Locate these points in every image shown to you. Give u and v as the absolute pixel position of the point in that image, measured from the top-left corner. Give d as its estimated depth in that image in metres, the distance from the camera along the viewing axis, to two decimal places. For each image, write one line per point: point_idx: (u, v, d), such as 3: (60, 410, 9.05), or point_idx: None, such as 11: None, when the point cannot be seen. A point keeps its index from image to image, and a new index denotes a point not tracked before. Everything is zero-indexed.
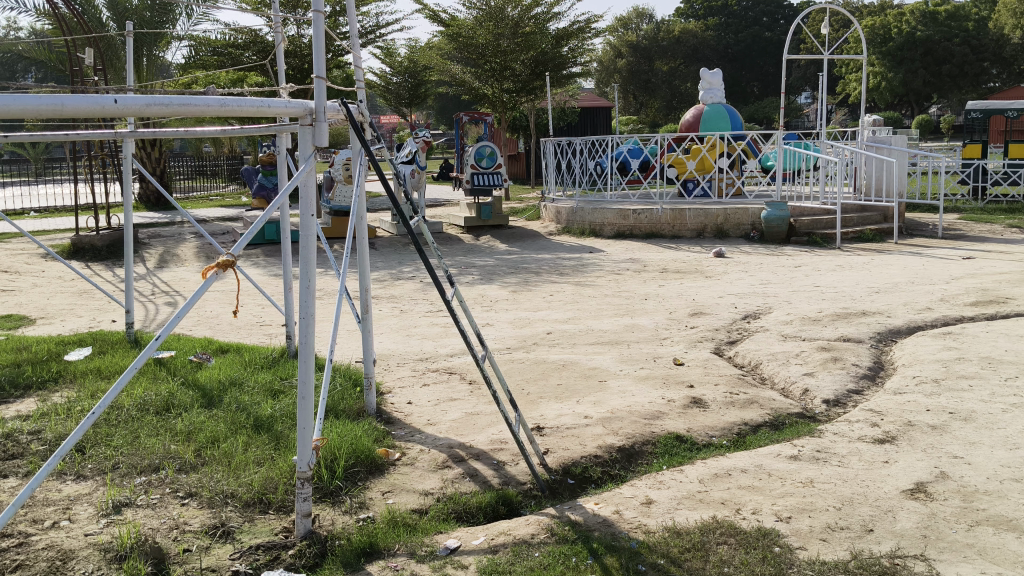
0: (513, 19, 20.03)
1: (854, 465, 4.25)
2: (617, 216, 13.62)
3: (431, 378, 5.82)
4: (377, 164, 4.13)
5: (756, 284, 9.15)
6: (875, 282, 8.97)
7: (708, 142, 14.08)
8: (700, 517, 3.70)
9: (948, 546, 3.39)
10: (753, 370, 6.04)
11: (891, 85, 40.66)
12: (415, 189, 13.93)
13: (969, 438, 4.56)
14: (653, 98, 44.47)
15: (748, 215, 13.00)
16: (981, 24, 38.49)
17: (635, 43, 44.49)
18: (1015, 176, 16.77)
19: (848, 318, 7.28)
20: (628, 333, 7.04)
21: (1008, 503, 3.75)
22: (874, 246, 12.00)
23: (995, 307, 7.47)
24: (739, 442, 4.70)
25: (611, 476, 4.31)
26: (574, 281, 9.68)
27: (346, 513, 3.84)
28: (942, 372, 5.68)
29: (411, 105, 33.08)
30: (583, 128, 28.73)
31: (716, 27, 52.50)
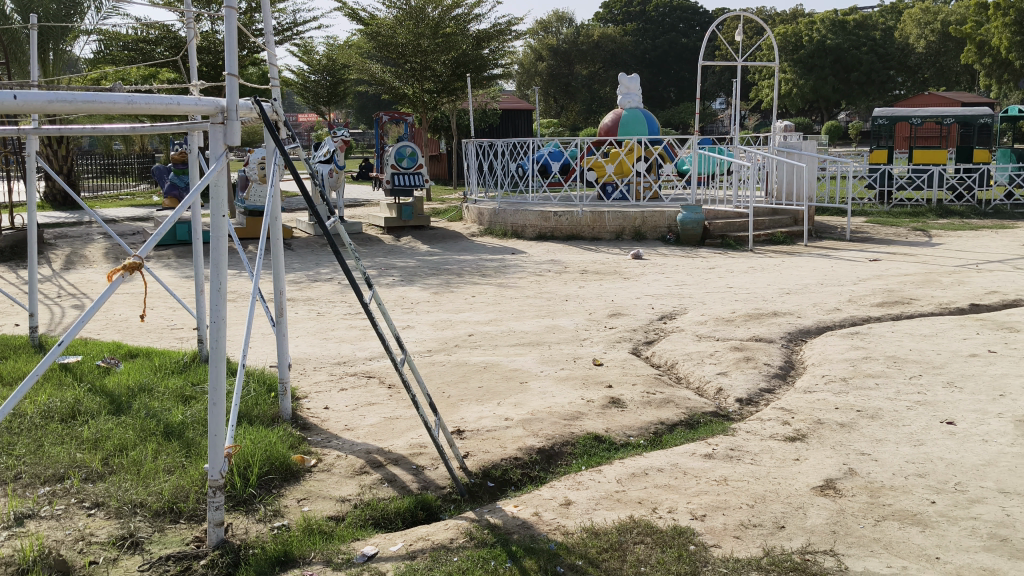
0: (433, 19, 19.99)
1: (766, 462, 4.34)
2: (539, 219, 13.69)
3: (349, 382, 5.73)
4: (291, 164, 4.03)
5: (673, 285, 9.30)
6: (787, 283, 9.22)
7: (626, 146, 14.25)
8: (618, 517, 3.73)
9: (856, 541, 3.48)
10: (668, 370, 6.12)
11: (801, 92, 41.51)
12: (333, 189, 13.74)
13: (875, 435, 4.70)
14: (574, 102, 44.95)
15: (664, 218, 13.23)
16: (888, 34, 40.27)
17: (555, 47, 44.78)
18: (918, 181, 17.37)
19: (760, 318, 7.45)
20: (549, 334, 7.06)
21: (912, 497, 3.89)
22: (785, 249, 12.32)
23: (900, 308, 7.74)
24: (655, 441, 4.74)
25: (530, 478, 4.30)
26: (495, 283, 9.69)
27: (260, 521, 3.75)
28: (850, 371, 5.85)
29: (329, 103, 32.65)
30: (504, 130, 28.79)
31: (634, 33, 53.40)
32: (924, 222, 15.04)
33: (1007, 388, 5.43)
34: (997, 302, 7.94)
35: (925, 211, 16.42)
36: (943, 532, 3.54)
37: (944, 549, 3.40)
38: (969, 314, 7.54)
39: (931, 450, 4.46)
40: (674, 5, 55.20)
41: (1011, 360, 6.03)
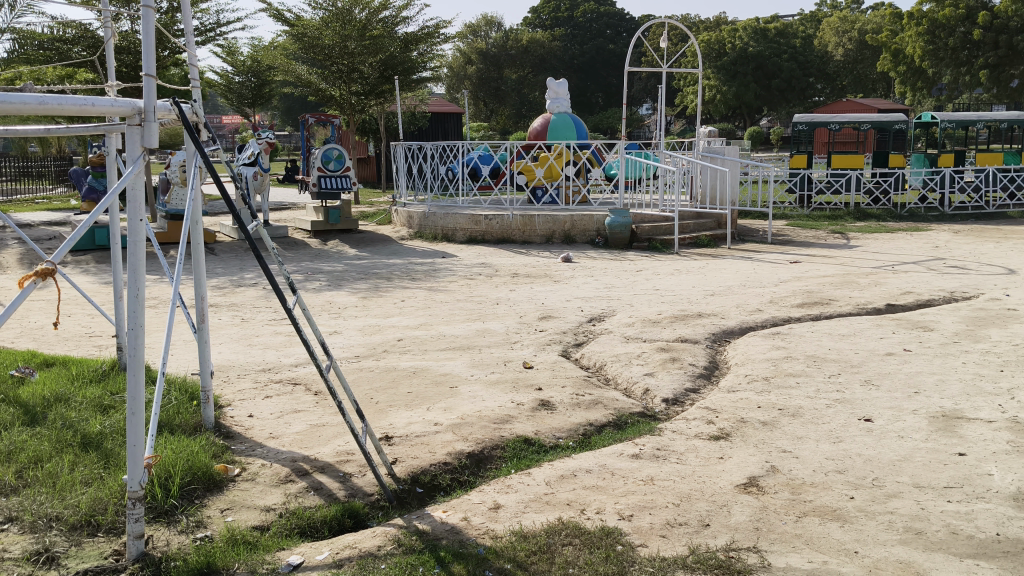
0: (360, 21, 19.87)
1: (691, 462, 4.40)
2: (469, 222, 13.66)
3: (274, 390, 5.63)
4: (211, 167, 3.95)
5: (601, 288, 9.39)
6: (711, 286, 9.38)
7: (555, 151, 14.30)
8: (547, 519, 3.74)
9: (778, 537, 3.56)
10: (597, 371, 6.17)
11: (725, 97, 41.36)
12: (258, 192, 13.51)
13: (796, 433, 4.80)
14: (503, 106, 45.06)
15: (593, 221, 13.32)
16: (807, 41, 41.67)
17: (484, 50, 44.88)
18: (837, 185, 17.90)
19: (686, 319, 7.57)
20: (479, 337, 7.05)
21: (831, 494, 3.98)
22: (709, 251, 12.54)
23: (819, 308, 7.94)
24: (584, 442, 4.77)
25: (459, 483, 4.29)
26: (425, 286, 9.64)
27: (182, 532, 3.66)
28: (772, 370, 5.97)
29: (254, 105, 32.11)
30: (434, 133, 28.68)
31: (561, 38, 53.92)
32: (842, 225, 15.49)
33: (921, 386, 5.61)
34: (911, 302, 8.22)
35: (843, 214, 16.92)
36: (861, 526, 3.64)
37: (862, 543, 3.49)
38: (885, 314, 7.78)
39: (850, 447, 4.58)
40: (601, 12, 55.80)
41: (924, 358, 6.25)
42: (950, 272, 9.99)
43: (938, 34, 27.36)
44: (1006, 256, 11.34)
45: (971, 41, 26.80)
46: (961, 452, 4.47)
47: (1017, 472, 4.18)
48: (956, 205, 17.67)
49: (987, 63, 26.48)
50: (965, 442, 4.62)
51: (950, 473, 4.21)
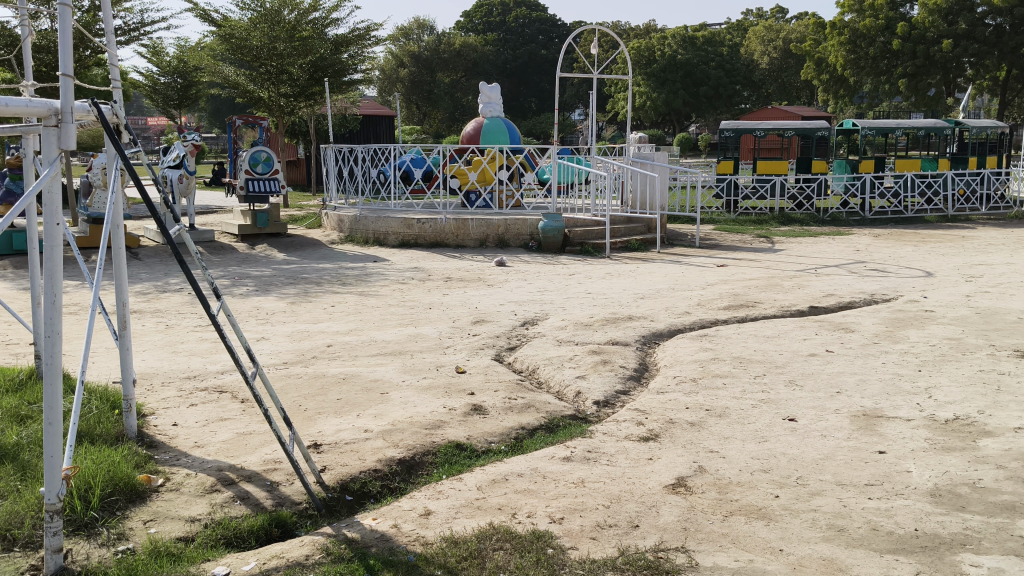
0: (289, 22, 19.62)
1: (621, 463, 4.44)
2: (402, 225, 13.57)
3: (200, 398, 5.51)
4: (133, 169, 3.84)
5: (534, 291, 9.42)
6: (641, 289, 9.50)
7: (489, 155, 14.30)
8: (477, 524, 3.73)
9: (705, 537, 3.61)
10: (529, 375, 6.19)
11: (655, 104, 42.17)
12: (184, 195, 13.22)
13: (723, 433, 4.89)
14: (436, 109, 44.88)
15: (526, 225, 13.37)
16: (733, 50, 42.59)
17: (416, 54, 44.68)
18: (762, 190, 18.33)
19: (617, 322, 7.64)
20: (411, 343, 7.01)
21: (757, 493, 4.06)
22: (639, 255, 12.70)
23: (745, 311, 8.10)
24: (516, 446, 4.78)
25: (390, 490, 4.25)
26: (355, 291, 9.55)
27: (103, 545, 3.55)
28: (699, 371, 6.08)
29: (180, 106, 31.40)
30: (365, 137, 28.45)
31: (494, 43, 54.09)
32: (767, 229, 15.85)
33: (843, 386, 5.76)
34: (833, 304, 8.44)
35: (768, 219, 17.29)
36: (786, 525, 3.72)
37: (787, 541, 3.57)
38: (808, 316, 7.98)
39: (775, 446, 4.68)
40: (533, 17, 56.06)
41: (846, 358, 6.42)
42: (870, 275, 10.30)
43: (860, 44, 28.24)
44: (922, 259, 11.74)
45: (890, 51, 27.58)
46: (881, 451, 4.60)
47: (933, 469, 4.32)
48: (877, 210, 18.22)
49: (905, 72, 27.32)
50: (885, 440, 4.75)
51: (871, 470, 4.33)
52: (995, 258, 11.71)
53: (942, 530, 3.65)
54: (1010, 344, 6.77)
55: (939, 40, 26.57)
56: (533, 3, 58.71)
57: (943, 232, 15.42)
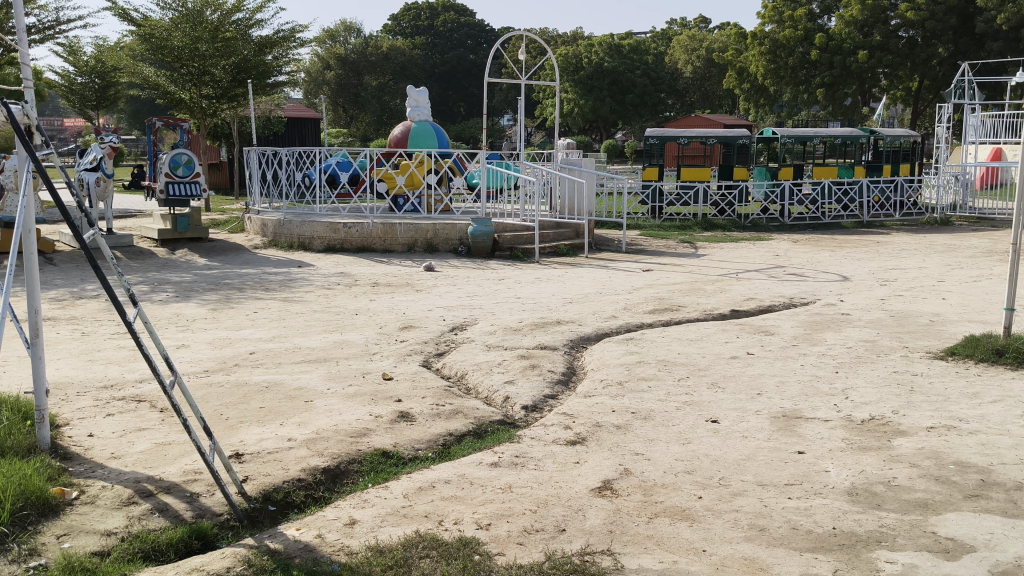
0: (212, 23, 19.27)
1: (548, 467, 4.46)
2: (328, 230, 13.38)
3: (117, 408, 5.35)
4: (44, 172, 3.70)
5: (463, 296, 9.40)
6: (569, 293, 9.56)
7: (416, 159, 14.24)
8: (403, 532, 3.70)
9: (631, 539, 3.65)
10: (458, 381, 6.16)
11: (582, 111, 42.53)
12: (101, 199, 12.84)
13: (648, 435, 4.95)
14: (363, 112, 44.52)
15: (456, 230, 13.29)
16: (658, 59, 43.24)
17: (343, 56, 44.32)
18: (686, 197, 18.54)
19: (545, 327, 7.67)
20: (337, 349, 6.92)
21: (681, 494, 4.12)
22: (567, 260, 12.80)
23: (670, 314, 8.22)
24: (443, 453, 4.74)
25: (314, 499, 4.19)
26: (280, 297, 9.40)
27: (13, 562, 3.41)
28: (625, 375, 6.15)
29: (98, 107, 30.52)
30: (289, 140, 28.10)
31: (422, 47, 54.00)
32: (691, 235, 16.14)
33: (763, 387, 5.89)
34: (754, 308, 8.62)
35: (692, 225, 17.61)
36: (709, 526, 3.78)
37: (709, 541, 3.63)
38: (730, 319, 8.14)
39: (699, 447, 4.75)
40: (461, 22, 56.18)
41: (766, 361, 6.57)
42: (790, 280, 10.57)
43: (779, 53, 28.90)
44: (838, 264, 12.10)
45: (809, 61, 28.36)
46: (800, 451, 4.71)
47: (850, 468, 4.44)
48: (795, 217, 18.74)
49: (822, 82, 28.22)
50: (804, 440, 4.87)
51: (791, 471, 4.42)
52: (908, 263, 12.12)
53: (859, 528, 3.75)
54: (922, 346, 7.02)
55: (854, 51, 27.42)
56: (462, 7, 58.83)
57: (858, 238, 15.90)
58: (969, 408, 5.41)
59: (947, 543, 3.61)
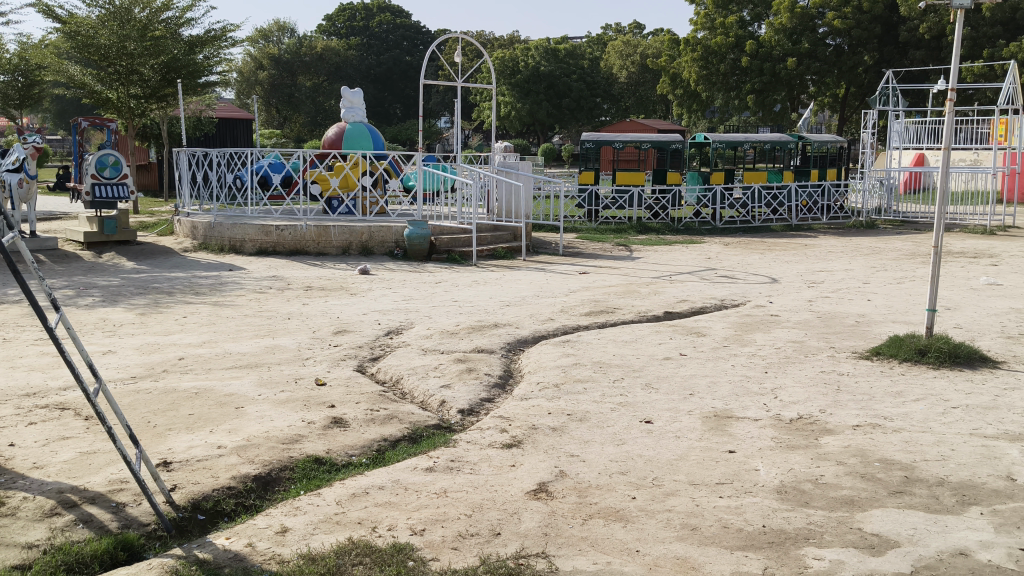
0: (139, 21, 18.86)
1: (484, 471, 4.45)
2: (260, 233, 13.16)
3: (39, 416, 5.18)
4: None
5: (398, 300, 9.34)
6: (506, 296, 9.56)
7: (351, 160, 14.09)
8: (336, 540, 3.65)
9: (565, 541, 3.66)
10: (393, 385, 6.11)
11: (519, 115, 42.75)
12: (23, 201, 12.45)
13: (583, 437, 4.98)
14: (297, 113, 43.97)
15: (391, 232, 13.17)
16: (593, 63, 43.63)
17: (276, 56, 43.69)
18: (621, 201, 18.72)
19: (482, 330, 7.65)
20: (269, 355, 6.81)
21: (616, 495, 4.15)
22: (505, 263, 12.82)
23: (606, 316, 8.28)
24: (378, 458, 4.70)
25: (244, 507, 4.10)
26: (210, 301, 9.23)
27: None
28: (561, 377, 6.17)
29: (21, 106, 29.59)
30: (221, 140, 27.66)
31: (358, 48, 53.70)
32: (626, 238, 16.30)
33: (696, 387, 5.97)
34: (687, 310, 8.72)
35: (627, 228, 17.81)
36: (642, 526, 3.81)
37: (643, 542, 3.66)
38: (663, 321, 8.24)
39: (632, 448, 4.80)
40: (396, 24, 55.99)
41: (698, 361, 6.67)
42: (722, 282, 10.74)
43: (711, 60, 29.25)
44: (768, 266, 12.33)
45: (739, 68, 28.86)
46: (731, 450, 4.78)
47: (780, 467, 4.52)
48: (727, 220, 19.21)
49: (754, 88, 28.57)
50: (734, 440, 4.94)
51: (722, 470, 4.49)
52: (836, 265, 12.43)
53: (788, 525, 3.82)
54: (847, 346, 7.18)
55: (783, 58, 27.99)
56: (397, 9, 58.60)
57: (789, 241, 16.23)
58: (894, 407, 5.55)
59: (873, 538, 3.71)
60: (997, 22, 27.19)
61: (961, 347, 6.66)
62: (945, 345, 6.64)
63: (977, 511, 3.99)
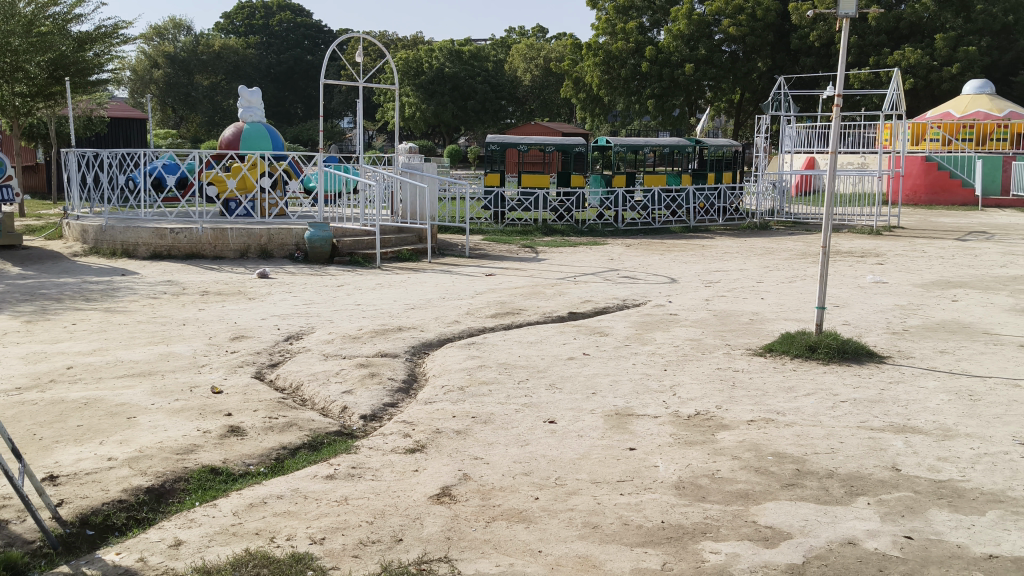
0: (25, 16, 18.00)
1: (386, 477, 4.41)
2: (153, 236, 12.75)
3: None
4: None
5: (299, 304, 9.18)
6: (411, 299, 9.52)
7: (249, 161, 13.75)
8: (232, 552, 3.56)
9: (468, 544, 3.65)
10: (292, 392, 6.00)
11: (424, 116, 42.13)
12: None
13: (487, 439, 4.98)
14: (194, 112, 42.77)
15: (291, 235, 12.97)
16: (498, 66, 43.92)
17: (172, 54, 42.27)
18: (527, 203, 18.86)
19: (385, 334, 7.58)
20: (163, 362, 6.60)
21: (519, 496, 4.16)
22: (411, 265, 12.76)
23: (511, 318, 8.32)
24: (276, 467, 4.60)
25: (137, 521, 3.97)
26: (102, 308, 8.90)
27: None
28: (466, 380, 6.16)
29: None
30: (113, 141, 26.74)
31: (257, 47, 52.78)
32: (532, 240, 16.38)
33: (598, 386, 6.05)
34: (590, 310, 8.83)
35: (533, 230, 17.98)
36: (545, 526, 3.84)
37: (545, 542, 3.68)
38: (567, 321, 8.33)
39: (536, 448, 4.83)
40: (297, 23, 55.09)
41: (601, 360, 6.77)
42: (625, 282, 10.92)
43: (613, 65, 29.55)
44: (668, 267, 12.60)
45: (639, 73, 29.17)
46: (632, 447, 4.86)
47: (678, 463, 4.62)
48: (629, 221, 19.50)
49: (652, 93, 28.92)
50: (635, 437, 5.03)
51: (623, 467, 4.56)
52: (732, 265, 12.82)
53: (686, 520, 3.91)
54: (742, 344, 7.38)
55: (681, 64, 28.36)
56: (298, 7, 57.69)
57: (688, 241, 16.69)
58: (786, 402, 5.74)
59: (767, 531, 3.82)
60: (882, 30, 28.41)
61: (849, 343, 6.92)
62: (834, 341, 6.89)
63: (864, 501, 4.15)
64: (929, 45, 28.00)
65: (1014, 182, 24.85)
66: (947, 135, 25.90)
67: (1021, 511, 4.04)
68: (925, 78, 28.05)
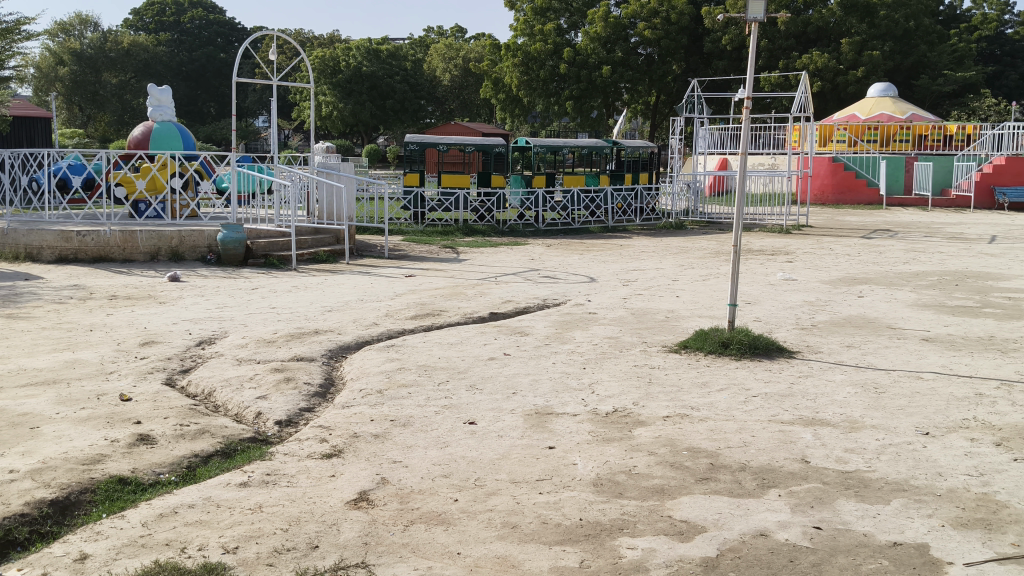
0: None
1: (302, 483, 4.35)
2: (59, 239, 12.32)
3: None
4: None
5: (212, 308, 8.98)
6: (328, 301, 9.41)
7: (158, 161, 13.38)
8: (141, 564, 3.47)
9: (386, 549, 3.63)
10: (205, 398, 5.87)
11: (342, 115, 42.00)
12: None
13: (407, 442, 4.95)
14: (102, 111, 41.55)
15: (204, 237, 12.68)
16: (417, 66, 43.77)
17: (78, 51, 40.87)
18: (447, 203, 18.86)
19: (302, 337, 7.48)
20: (68, 370, 6.39)
21: (437, 499, 4.15)
22: (327, 267, 12.60)
23: (430, 319, 8.28)
24: (188, 476, 4.49)
25: (41, 535, 3.83)
26: (3, 314, 8.56)
27: None
28: (385, 383, 6.11)
29: None
30: (17, 141, 25.81)
31: (168, 44, 51.44)
32: (453, 240, 16.33)
33: (518, 386, 6.06)
34: (510, 310, 8.86)
35: (454, 231, 17.95)
36: (464, 527, 3.84)
37: (463, 544, 3.68)
38: (488, 321, 8.34)
39: (456, 450, 4.82)
40: (210, 19, 53.92)
41: (521, 360, 6.79)
42: (544, 281, 10.99)
43: (531, 66, 29.61)
44: (586, 266, 12.72)
45: (558, 74, 29.36)
46: (550, 446, 4.89)
47: (596, 460, 4.67)
48: (549, 222, 19.62)
49: (572, 94, 29.22)
50: (554, 436, 5.06)
51: (541, 466, 4.59)
52: (648, 264, 13.02)
53: (604, 517, 3.95)
54: (658, 341, 7.50)
55: (599, 66, 28.77)
56: (210, 5, 56.43)
57: (606, 241, 16.88)
58: (700, 397, 5.86)
59: (682, 525, 3.89)
60: (791, 35, 29.17)
61: (760, 339, 7.08)
62: (745, 337, 7.05)
63: (775, 493, 4.27)
64: (835, 49, 28.91)
65: (916, 181, 25.59)
66: (853, 136, 26.93)
67: (923, 499, 4.20)
68: (833, 81, 29.03)
